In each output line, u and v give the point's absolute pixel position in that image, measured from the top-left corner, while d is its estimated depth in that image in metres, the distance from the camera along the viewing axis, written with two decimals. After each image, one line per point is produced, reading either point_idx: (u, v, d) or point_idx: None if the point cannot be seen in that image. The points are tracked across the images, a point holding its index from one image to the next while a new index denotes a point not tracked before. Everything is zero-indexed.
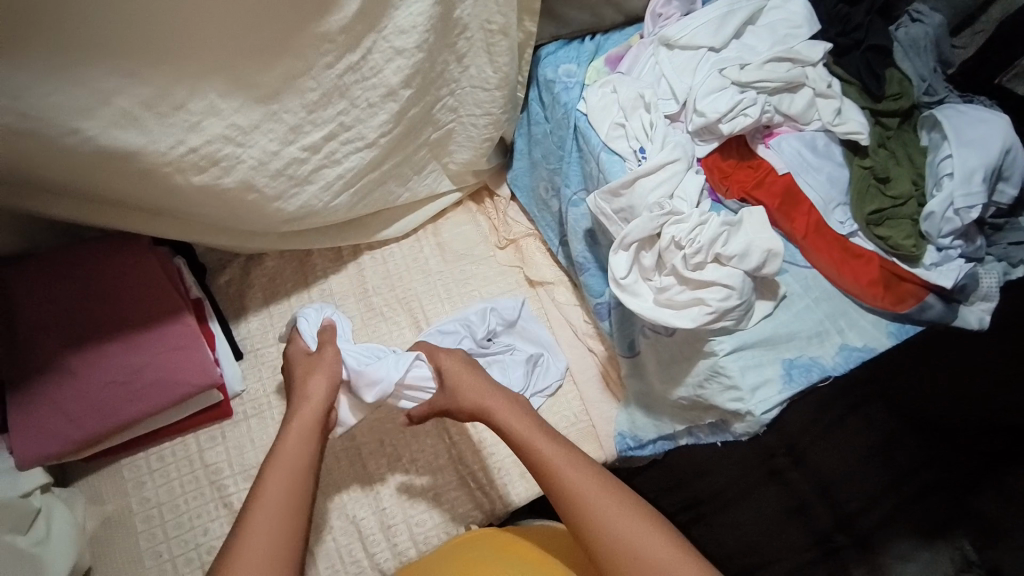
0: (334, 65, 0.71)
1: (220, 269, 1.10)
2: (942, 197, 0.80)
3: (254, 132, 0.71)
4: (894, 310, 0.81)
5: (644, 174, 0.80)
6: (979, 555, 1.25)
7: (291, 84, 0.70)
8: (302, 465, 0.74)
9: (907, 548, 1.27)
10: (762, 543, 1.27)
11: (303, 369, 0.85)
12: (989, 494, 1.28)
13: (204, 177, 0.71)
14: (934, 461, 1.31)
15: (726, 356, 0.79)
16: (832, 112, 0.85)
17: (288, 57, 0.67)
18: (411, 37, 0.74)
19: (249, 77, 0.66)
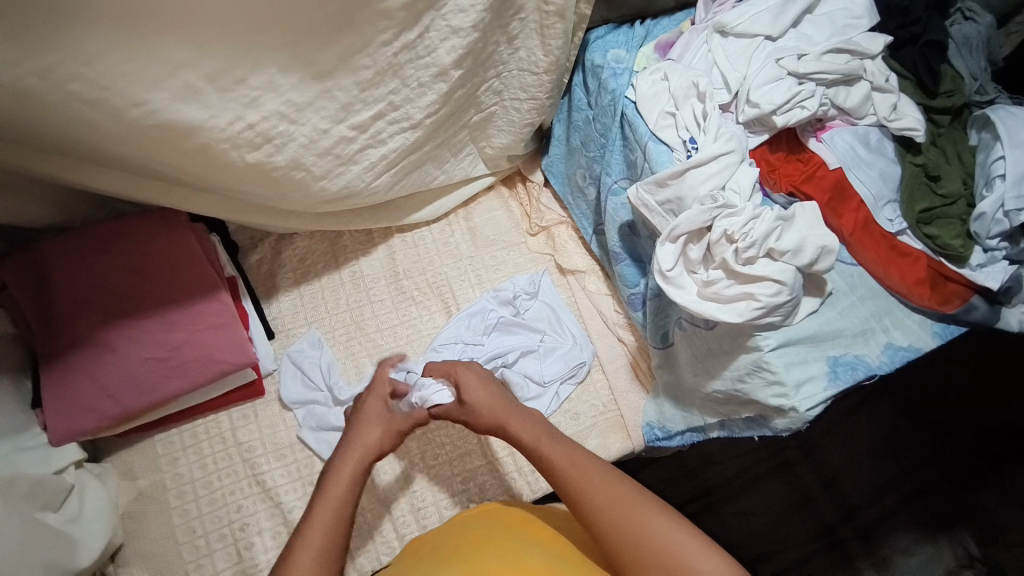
0: (391, 42, 0.69)
1: (252, 248, 1.09)
2: (993, 198, 0.78)
3: (307, 109, 0.69)
4: (940, 310, 0.80)
5: (695, 165, 0.79)
6: (982, 552, 1.25)
7: (347, 61, 0.68)
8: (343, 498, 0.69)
9: (909, 542, 1.27)
10: (767, 532, 1.29)
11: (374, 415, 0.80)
12: (992, 490, 1.28)
13: (257, 154, 0.70)
14: (940, 459, 1.32)
15: (771, 352, 0.77)
16: (888, 107, 0.83)
17: (349, 34, 0.65)
18: (468, 16, 0.72)
19: (309, 53, 0.64)
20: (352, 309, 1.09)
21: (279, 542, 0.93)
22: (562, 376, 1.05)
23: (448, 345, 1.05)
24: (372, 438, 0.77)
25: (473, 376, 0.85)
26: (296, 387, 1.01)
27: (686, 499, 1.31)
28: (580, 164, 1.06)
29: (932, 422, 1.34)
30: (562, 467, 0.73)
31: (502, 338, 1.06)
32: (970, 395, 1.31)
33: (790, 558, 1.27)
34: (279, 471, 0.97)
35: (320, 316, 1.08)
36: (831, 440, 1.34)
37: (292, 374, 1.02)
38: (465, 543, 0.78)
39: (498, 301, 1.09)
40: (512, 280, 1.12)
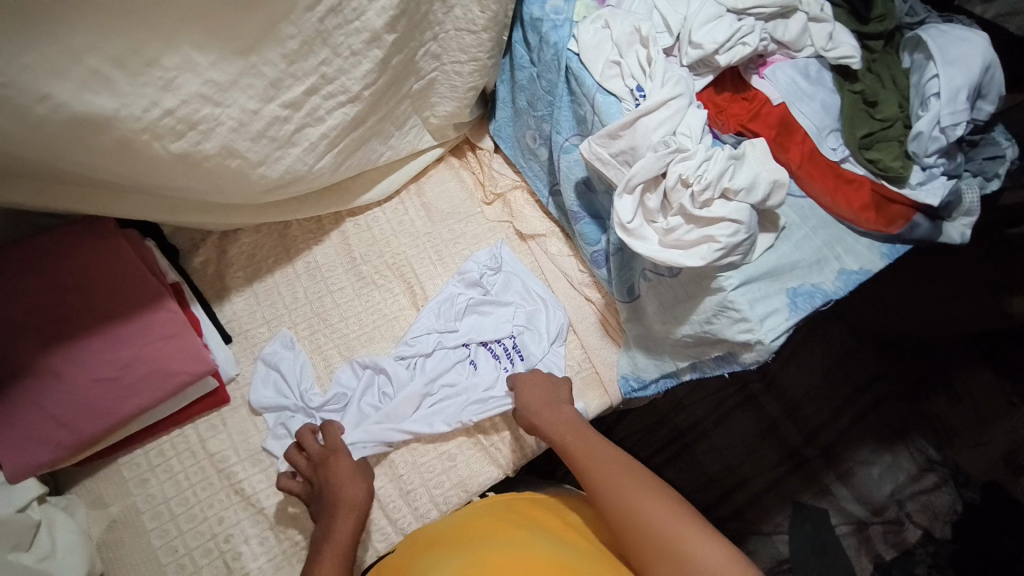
0: (315, 8, 0.64)
1: (193, 250, 1.02)
2: (929, 116, 0.81)
3: (232, 89, 0.64)
4: (885, 231, 0.83)
5: (645, 114, 0.78)
6: (941, 455, 1.36)
7: (270, 31, 0.62)
8: (343, 547, 0.78)
9: (869, 453, 1.36)
10: (740, 463, 1.35)
11: (342, 462, 0.88)
12: (940, 396, 1.39)
13: (182, 143, 0.64)
14: (888, 374, 1.40)
15: (734, 291, 0.79)
16: (825, 36, 0.84)
17: (269, 1, 0.59)
18: None
19: (226, 26, 0.58)
20: (312, 301, 1.05)
21: (269, 546, 0.91)
22: (551, 341, 1.05)
23: (418, 339, 1.03)
24: (343, 488, 0.86)
25: (537, 385, 0.97)
26: (265, 391, 0.97)
27: (654, 451, 1.36)
28: (528, 125, 1.03)
29: (883, 340, 1.42)
30: (592, 462, 0.84)
31: (473, 326, 1.05)
32: (921, 316, 1.36)
33: (761, 484, 1.34)
34: (258, 477, 0.93)
35: (279, 313, 1.03)
36: (791, 369, 1.42)
37: (266, 375, 0.98)
38: (477, 527, 0.82)
39: (459, 292, 1.06)
40: (473, 262, 1.09)
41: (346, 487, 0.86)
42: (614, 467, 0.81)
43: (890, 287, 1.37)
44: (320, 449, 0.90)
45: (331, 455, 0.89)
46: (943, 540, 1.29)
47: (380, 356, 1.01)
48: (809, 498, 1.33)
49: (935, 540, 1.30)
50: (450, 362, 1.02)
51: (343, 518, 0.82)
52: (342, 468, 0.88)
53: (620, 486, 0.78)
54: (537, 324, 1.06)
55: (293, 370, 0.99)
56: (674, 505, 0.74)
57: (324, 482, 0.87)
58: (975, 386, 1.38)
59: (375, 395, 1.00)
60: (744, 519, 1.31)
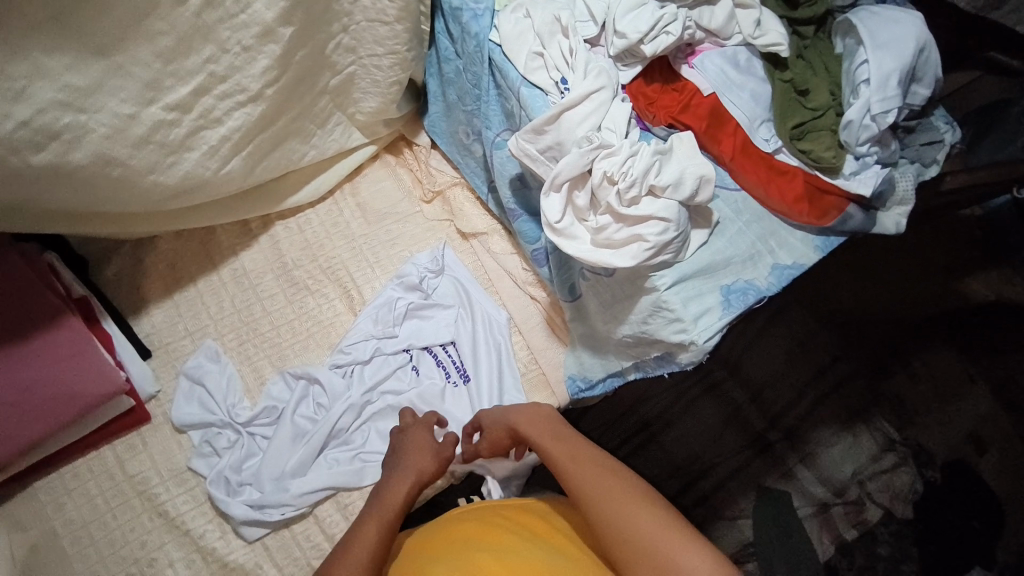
0: (187, 1, 0.59)
1: (105, 261, 0.97)
2: (860, 104, 0.79)
3: (98, 93, 0.59)
4: (818, 224, 0.81)
5: (568, 107, 0.74)
6: (901, 434, 1.29)
7: (136, 27, 0.57)
8: (397, 503, 0.76)
9: (830, 435, 1.30)
10: (704, 450, 1.30)
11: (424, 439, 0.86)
12: (900, 375, 1.32)
13: (46, 155, 0.58)
14: (853, 354, 1.34)
15: (668, 290, 0.76)
16: (752, 24, 0.81)
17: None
18: None
19: (78, 23, 0.53)
20: (239, 310, 0.99)
21: (196, 569, 0.86)
22: (495, 344, 1.03)
23: (354, 347, 0.98)
24: (417, 453, 0.83)
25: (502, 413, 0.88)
26: (190, 408, 0.92)
27: (622, 441, 1.31)
28: (460, 120, 0.99)
29: (846, 325, 1.36)
30: (572, 466, 0.76)
31: (414, 330, 1.01)
32: (875, 298, 1.36)
33: (722, 472, 1.28)
34: (183, 497, 0.89)
35: (203, 323, 0.97)
36: (753, 354, 1.36)
37: (190, 392, 0.93)
38: (461, 533, 0.78)
39: (399, 295, 1.02)
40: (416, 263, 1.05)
41: (419, 453, 0.83)
42: (595, 470, 0.75)
43: (849, 270, 1.38)
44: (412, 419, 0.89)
45: (414, 426, 0.88)
46: (904, 520, 1.24)
47: (314, 366, 0.96)
48: (773, 481, 1.27)
49: (896, 519, 1.24)
50: (389, 369, 0.98)
51: (401, 479, 0.80)
52: (422, 435, 0.86)
53: (603, 492, 0.72)
54: (481, 326, 1.03)
55: (219, 385, 0.94)
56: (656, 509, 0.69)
57: (400, 447, 0.85)
58: (934, 365, 1.33)
59: (310, 406, 0.95)
60: (710, 504, 1.26)
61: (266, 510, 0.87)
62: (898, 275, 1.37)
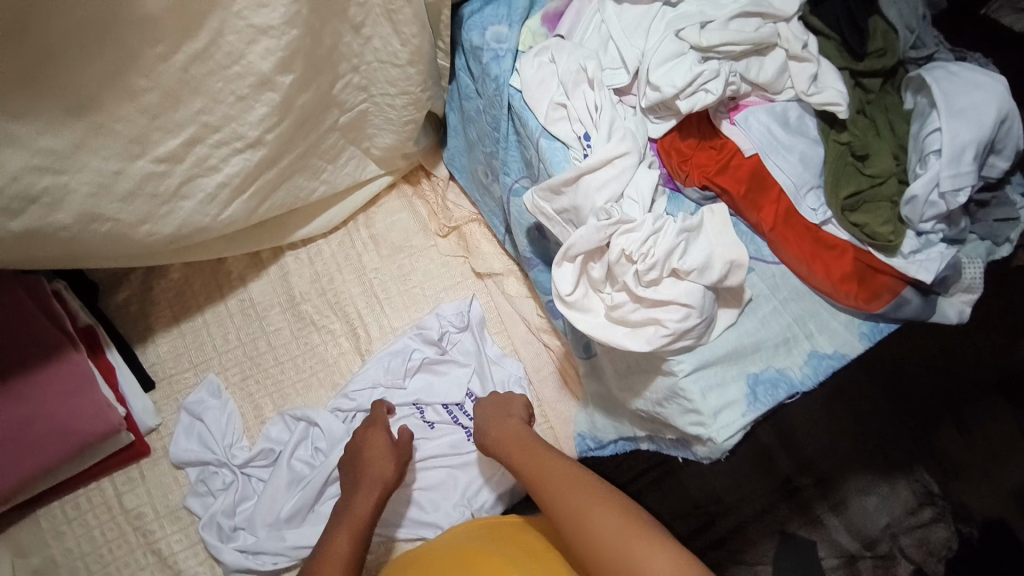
0: (172, 55, 0.56)
1: (117, 286, 0.96)
2: (926, 178, 0.69)
3: (79, 154, 0.57)
4: (867, 309, 0.72)
5: (589, 170, 0.66)
6: (944, 488, 1.02)
7: (117, 83, 0.55)
8: (361, 519, 0.76)
9: (866, 482, 1.04)
10: (722, 488, 1.03)
11: (380, 441, 0.84)
12: (949, 425, 1.05)
13: (25, 220, 0.57)
14: (899, 394, 1.07)
15: (686, 377, 0.68)
16: (807, 79, 0.70)
17: (105, 49, 0.52)
18: (275, 11, 0.57)
19: (50, 83, 0.51)
20: (245, 344, 0.98)
21: None
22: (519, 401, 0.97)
23: (358, 397, 0.95)
24: (376, 462, 0.82)
25: (499, 408, 0.85)
26: (188, 444, 0.91)
27: (637, 474, 1.03)
28: (479, 160, 0.93)
29: (890, 361, 1.08)
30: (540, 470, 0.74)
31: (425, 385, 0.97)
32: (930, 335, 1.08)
33: (739, 516, 1.02)
34: (176, 536, 0.88)
35: (207, 356, 0.96)
36: None
37: (189, 427, 0.92)
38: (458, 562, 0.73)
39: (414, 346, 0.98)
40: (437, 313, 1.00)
41: (377, 459, 0.82)
42: (565, 477, 0.72)
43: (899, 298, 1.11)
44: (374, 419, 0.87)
45: (372, 428, 0.86)
46: None
47: (314, 409, 0.93)
48: (799, 530, 1.01)
49: None
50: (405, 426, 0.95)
51: (362, 492, 0.79)
52: (377, 440, 0.84)
53: (575, 506, 0.69)
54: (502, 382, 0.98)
55: (217, 421, 0.92)
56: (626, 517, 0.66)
57: (357, 450, 0.84)
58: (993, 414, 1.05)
59: (308, 450, 0.91)
60: (728, 549, 1.00)
61: (258, 558, 0.86)
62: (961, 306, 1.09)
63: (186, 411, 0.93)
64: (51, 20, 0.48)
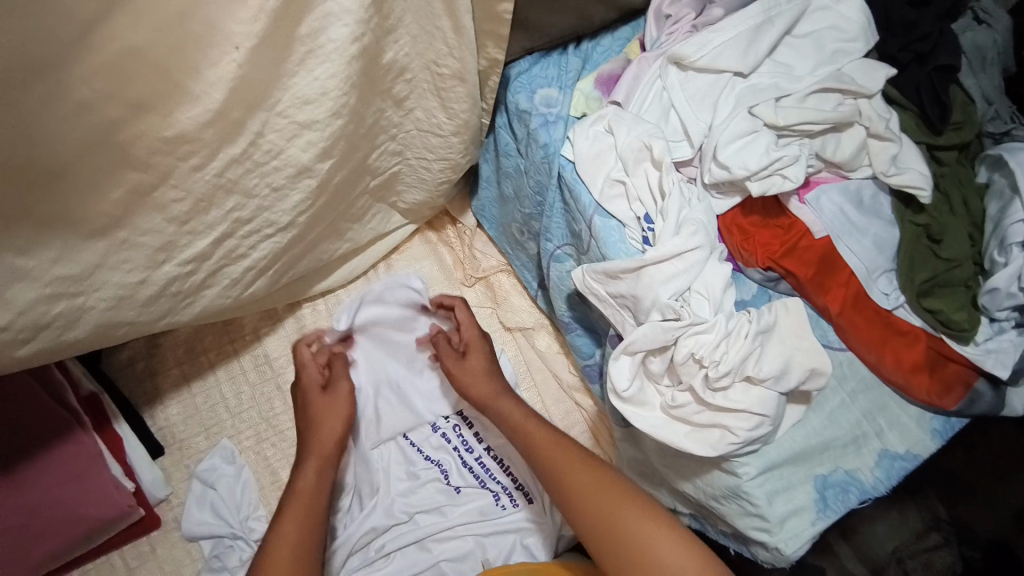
0: (207, 164, 0.54)
1: (118, 345, 0.91)
2: (1010, 270, 0.64)
3: (96, 273, 0.54)
4: (941, 404, 0.68)
5: (654, 262, 0.61)
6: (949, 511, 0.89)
7: (144, 200, 0.53)
8: (315, 488, 0.68)
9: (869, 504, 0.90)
10: None
11: (331, 400, 0.77)
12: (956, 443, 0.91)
13: (40, 342, 0.53)
14: None
15: (751, 481, 0.64)
16: (888, 159, 0.65)
17: (129, 170, 0.50)
18: (321, 106, 0.57)
19: (71, 210, 0.49)
20: (259, 405, 0.91)
21: None
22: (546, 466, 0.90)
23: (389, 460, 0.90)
24: (329, 427, 0.74)
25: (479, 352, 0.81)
26: (201, 516, 0.85)
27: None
28: (515, 217, 0.86)
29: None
30: (557, 468, 0.66)
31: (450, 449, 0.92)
32: None
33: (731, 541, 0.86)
34: None
35: (219, 418, 0.90)
36: None
37: (202, 496, 0.86)
38: None
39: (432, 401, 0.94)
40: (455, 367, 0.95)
41: (335, 419, 0.75)
42: (582, 471, 0.65)
43: None
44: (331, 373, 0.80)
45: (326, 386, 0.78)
46: None
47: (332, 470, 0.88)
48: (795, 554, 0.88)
49: None
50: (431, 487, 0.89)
51: (310, 465, 0.70)
52: (333, 401, 0.76)
53: (588, 495, 0.63)
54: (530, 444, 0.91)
55: (233, 491, 0.87)
56: (655, 515, 0.61)
57: (308, 407, 0.76)
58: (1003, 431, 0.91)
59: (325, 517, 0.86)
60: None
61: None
62: None
63: (199, 481, 0.87)
64: (68, 149, 0.46)
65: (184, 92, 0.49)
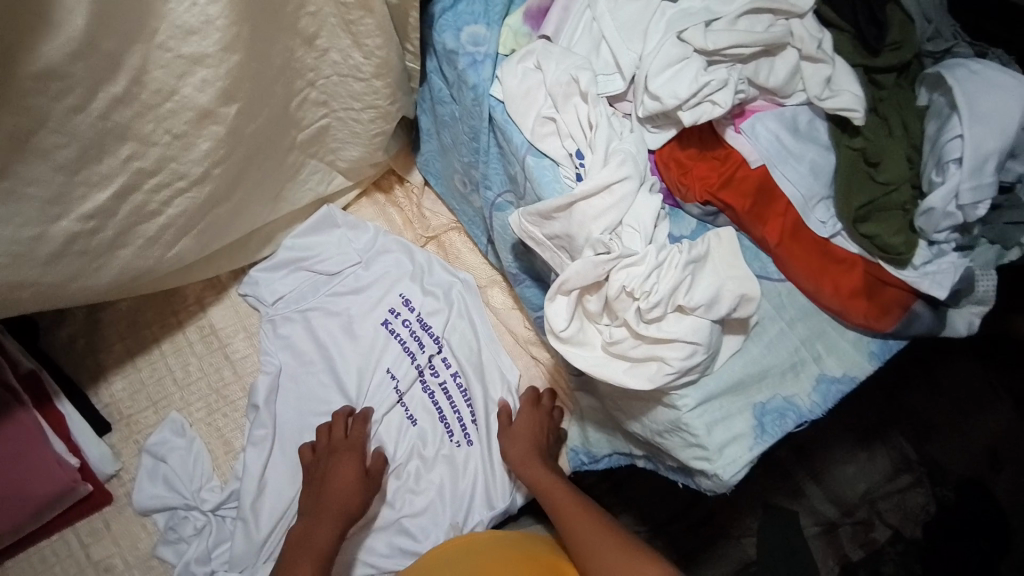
0: (88, 105, 0.51)
1: (57, 324, 0.88)
2: (946, 188, 0.64)
3: None
4: (877, 327, 0.68)
5: (584, 197, 0.59)
6: (919, 453, 1.06)
7: (23, 146, 0.49)
8: (325, 550, 0.73)
9: (844, 452, 1.08)
10: None
11: (350, 467, 0.81)
12: (922, 390, 1.09)
13: None
14: (886, 379, 1.09)
15: (690, 412, 0.65)
16: (821, 82, 0.64)
17: (4, 113, 0.46)
18: (206, 39, 0.53)
19: None
20: (209, 376, 0.90)
21: None
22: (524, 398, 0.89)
23: (370, 404, 0.89)
24: (341, 491, 0.79)
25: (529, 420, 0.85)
26: (153, 490, 0.84)
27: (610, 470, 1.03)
28: (455, 168, 0.84)
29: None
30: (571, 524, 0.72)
31: (431, 399, 0.90)
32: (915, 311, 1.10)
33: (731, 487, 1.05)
34: None
35: (167, 391, 0.88)
36: None
37: (154, 469, 0.85)
38: None
39: (404, 337, 0.92)
40: (419, 301, 0.93)
41: (343, 479, 0.80)
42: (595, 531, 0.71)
43: None
44: (341, 440, 0.84)
45: (344, 452, 0.82)
46: (914, 541, 1.03)
47: (286, 422, 0.88)
48: (783, 501, 1.05)
49: (906, 540, 1.03)
50: (393, 421, 0.89)
51: (324, 522, 0.76)
52: (347, 465, 0.81)
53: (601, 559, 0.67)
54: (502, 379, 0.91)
55: (187, 464, 0.86)
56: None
57: (325, 473, 0.81)
58: (961, 378, 1.08)
59: (285, 475, 0.86)
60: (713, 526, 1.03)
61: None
62: None
63: (148, 456, 0.86)
64: None
65: (48, 23, 0.45)
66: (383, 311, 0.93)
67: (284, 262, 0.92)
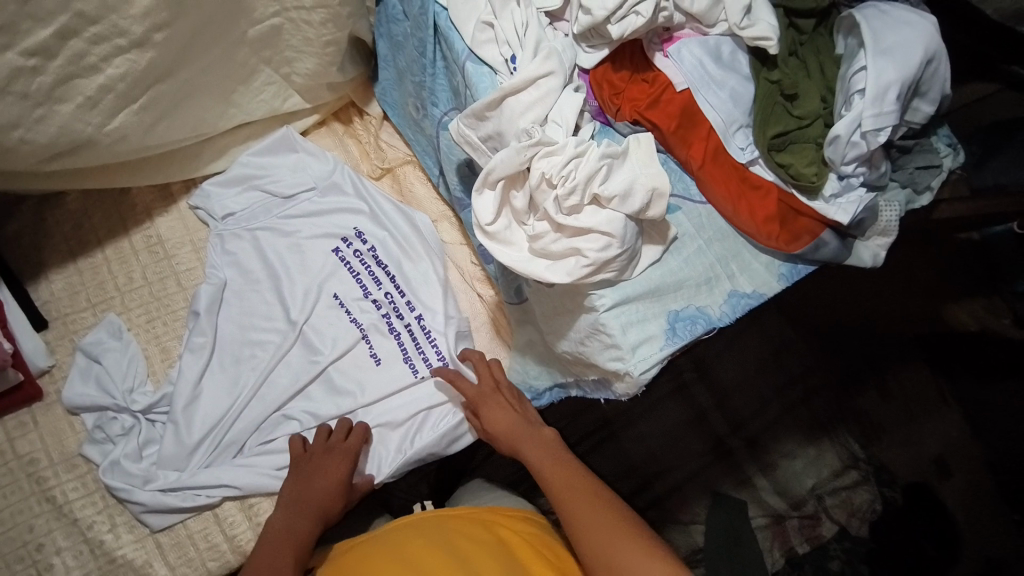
0: None
1: (7, 218, 0.90)
2: (850, 118, 0.67)
3: None
4: (787, 250, 0.73)
5: (513, 92, 0.64)
6: (866, 452, 1.08)
7: None
8: (299, 546, 0.70)
9: (794, 445, 1.08)
10: (666, 451, 1.08)
11: (335, 470, 0.77)
12: (872, 390, 1.10)
13: None
14: (838, 376, 1.11)
15: (607, 313, 0.68)
16: (740, 10, 0.69)
17: None
18: None
19: None
20: (151, 284, 0.91)
21: (83, 560, 0.79)
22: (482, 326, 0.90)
23: (314, 324, 0.90)
24: (326, 491, 0.75)
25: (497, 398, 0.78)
26: (83, 388, 0.84)
27: (580, 438, 1.07)
28: (410, 92, 0.87)
29: (817, 326, 1.13)
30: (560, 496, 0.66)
31: (386, 323, 0.91)
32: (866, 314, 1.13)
33: (682, 474, 1.07)
34: (72, 484, 0.82)
35: (108, 295, 0.89)
36: (727, 357, 1.12)
37: (86, 370, 0.86)
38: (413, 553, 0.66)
39: (367, 265, 0.93)
40: (380, 232, 0.94)
41: (327, 479, 0.76)
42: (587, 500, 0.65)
43: (839, 282, 1.13)
44: (338, 441, 0.80)
45: (331, 455, 0.78)
46: (860, 540, 1.02)
47: (226, 335, 0.89)
48: (729, 490, 1.06)
49: (851, 538, 1.03)
50: (344, 353, 0.89)
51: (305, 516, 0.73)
52: (337, 467, 0.77)
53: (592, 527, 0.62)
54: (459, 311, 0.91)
55: (122, 366, 0.86)
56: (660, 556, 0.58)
57: (312, 470, 0.77)
58: (909, 381, 1.10)
59: (222, 382, 0.87)
60: (663, 508, 1.05)
61: (180, 494, 0.81)
62: (879, 291, 1.13)
63: (82, 354, 0.86)
64: None
65: None
66: (349, 237, 0.94)
67: (236, 179, 0.94)
